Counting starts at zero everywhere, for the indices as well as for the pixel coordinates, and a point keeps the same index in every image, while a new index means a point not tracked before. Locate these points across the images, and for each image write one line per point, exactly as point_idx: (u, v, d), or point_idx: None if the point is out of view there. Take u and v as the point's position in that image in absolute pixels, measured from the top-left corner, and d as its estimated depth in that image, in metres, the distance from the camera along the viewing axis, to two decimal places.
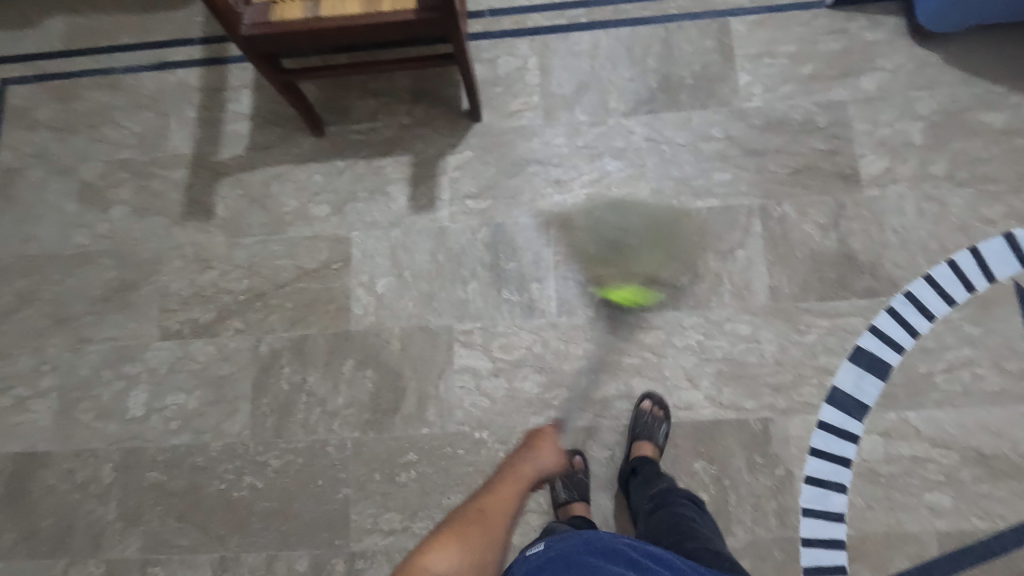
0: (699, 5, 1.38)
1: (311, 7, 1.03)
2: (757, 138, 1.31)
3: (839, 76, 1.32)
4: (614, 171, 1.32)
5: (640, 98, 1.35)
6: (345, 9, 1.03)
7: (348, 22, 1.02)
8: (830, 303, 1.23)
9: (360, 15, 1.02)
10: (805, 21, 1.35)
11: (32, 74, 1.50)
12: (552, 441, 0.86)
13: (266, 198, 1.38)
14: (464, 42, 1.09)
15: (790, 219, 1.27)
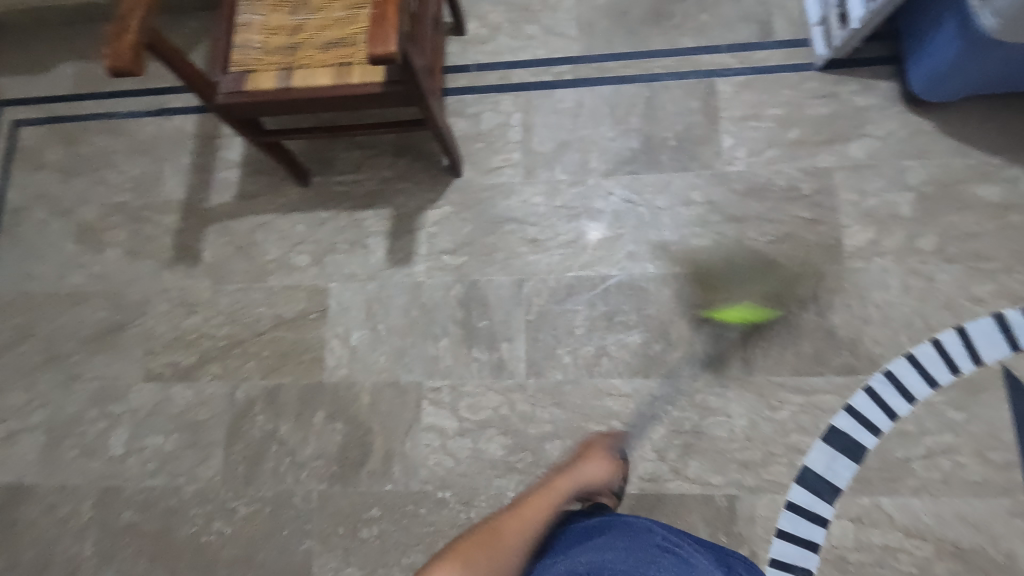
0: (686, 65, 1.37)
1: (284, 77, 1.06)
2: (737, 204, 1.28)
3: (826, 142, 1.29)
4: (590, 233, 1.31)
5: (621, 158, 1.34)
6: (316, 79, 1.05)
7: (318, 92, 1.04)
8: (805, 379, 1.19)
9: (330, 86, 1.04)
10: (794, 84, 1.32)
11: (42, 117, 1.57)
12: (598, 457, 1.08)
13: (251, 246, 1.41)
14: (433, 110, 1.11)
15: (768, 288, 1.24)
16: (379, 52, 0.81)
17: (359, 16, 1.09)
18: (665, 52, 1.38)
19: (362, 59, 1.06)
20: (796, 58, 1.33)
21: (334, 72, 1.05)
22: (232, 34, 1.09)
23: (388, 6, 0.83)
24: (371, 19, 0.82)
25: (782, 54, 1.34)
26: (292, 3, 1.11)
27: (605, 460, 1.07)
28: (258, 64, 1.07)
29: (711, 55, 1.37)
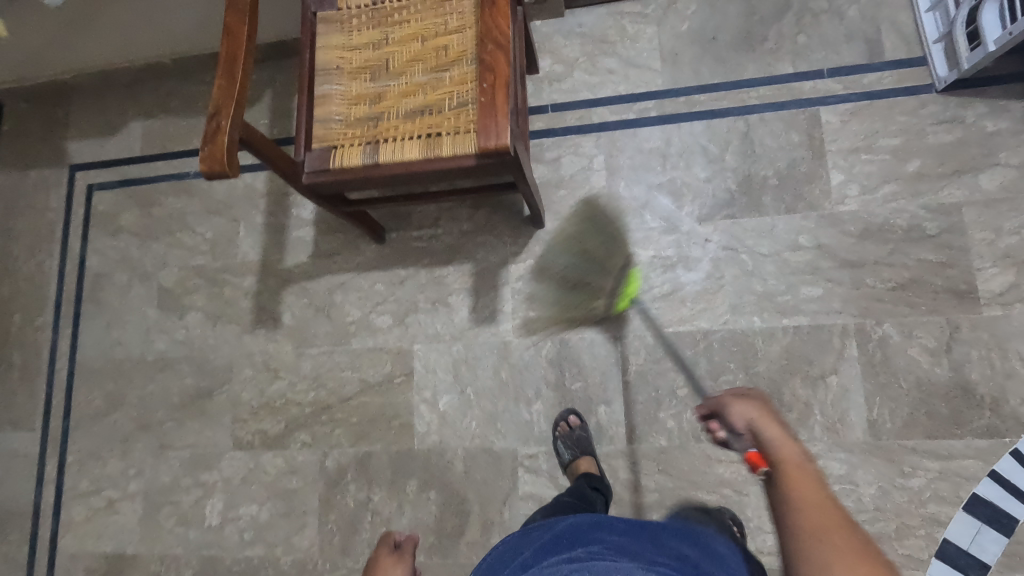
0: (785, 94, 1.25)
1: (371, 151, 1.01)
2: (853, 248, 1.18)
3: (953, 174, 1.16)
4: (688, 284, 1.23)
5: (717, 201, 1.24)
6: (405, 153, 0.99)
7: (406, 167, 0.98)
8: (941, 443, 1.09)
9: (420, 160, 0.98)
10: (911, 109, 1.19)
11: (116, 179, 1.58)
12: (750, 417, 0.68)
13: (330, 307, 1.38)
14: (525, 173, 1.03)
15: (892, 341, 1.13)
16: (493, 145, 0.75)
17: (445, 79, 1.02)
18: (760, 81, 1.27)
19: (452, 127, 0.99)
20: (912, 79, 1.20)
21: (423, 144, 0.99)
22: (312, 107, 1.04)
23: (498, 92, 0.76)
24: (481, 109, 0.76)
25: (896, 76, 1.21)
26: (373, 69, 1.05)
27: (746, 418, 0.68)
28: (342, 139, 1.02)
29: (813, 81, 1.25)
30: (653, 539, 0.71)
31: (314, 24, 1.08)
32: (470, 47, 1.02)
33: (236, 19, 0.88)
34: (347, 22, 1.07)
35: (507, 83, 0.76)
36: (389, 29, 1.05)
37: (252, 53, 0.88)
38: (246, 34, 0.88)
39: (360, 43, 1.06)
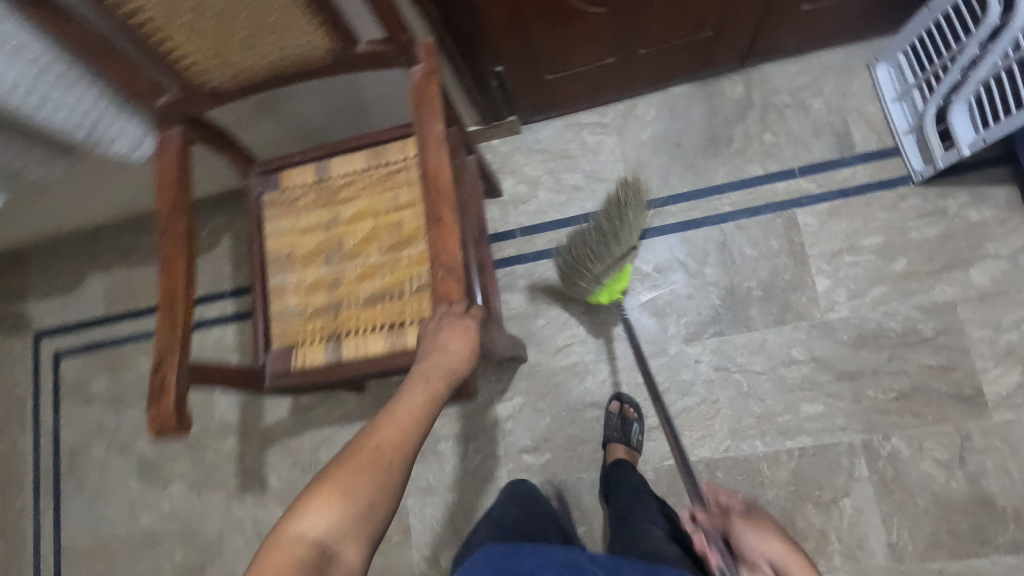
0: (757, 197, 1.20)
1: (332, 347, 0.96)
2: (849, 357, 1.13)
3: (942, 270, 1.11)
4: (683, 410, 1.18)
5: (702, 318, 1.20)
6: (369, 347, 0.94)
7: (371, 363, 0.93)
8: (968, 563, 1.03)
9: (385, 356, 0.93)
10: (890, 204, 1.14)
11: (82, 344, 1.52)
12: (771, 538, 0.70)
13: (318, 464, 1.33)
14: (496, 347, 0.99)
15: (903, 456, 1.08)
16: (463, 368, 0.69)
17: (401, 259, 0.97)
18: (731, 185, 1.22)
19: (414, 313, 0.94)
20: (888, 172, 1.15)
21: (387, 334, 0.94)
22: (267, 300, 0.99)
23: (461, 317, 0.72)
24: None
25: (870, 170, 1.16)
26: (325, 252, 0.99)
27: (767, 539, 0.70)
28: (303, 333, 0.97)
29: (785, 181, 1.20)
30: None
31: (260, 208, 1.02)
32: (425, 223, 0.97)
33: (172, 248, 0.83)
34: (293, 204, 1.01)
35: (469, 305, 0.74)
36: (338, 208, 1.00)
37: (193, 279, 0.83)
38: (184, 263, 0.82)
39: (310, 225, 1.00)
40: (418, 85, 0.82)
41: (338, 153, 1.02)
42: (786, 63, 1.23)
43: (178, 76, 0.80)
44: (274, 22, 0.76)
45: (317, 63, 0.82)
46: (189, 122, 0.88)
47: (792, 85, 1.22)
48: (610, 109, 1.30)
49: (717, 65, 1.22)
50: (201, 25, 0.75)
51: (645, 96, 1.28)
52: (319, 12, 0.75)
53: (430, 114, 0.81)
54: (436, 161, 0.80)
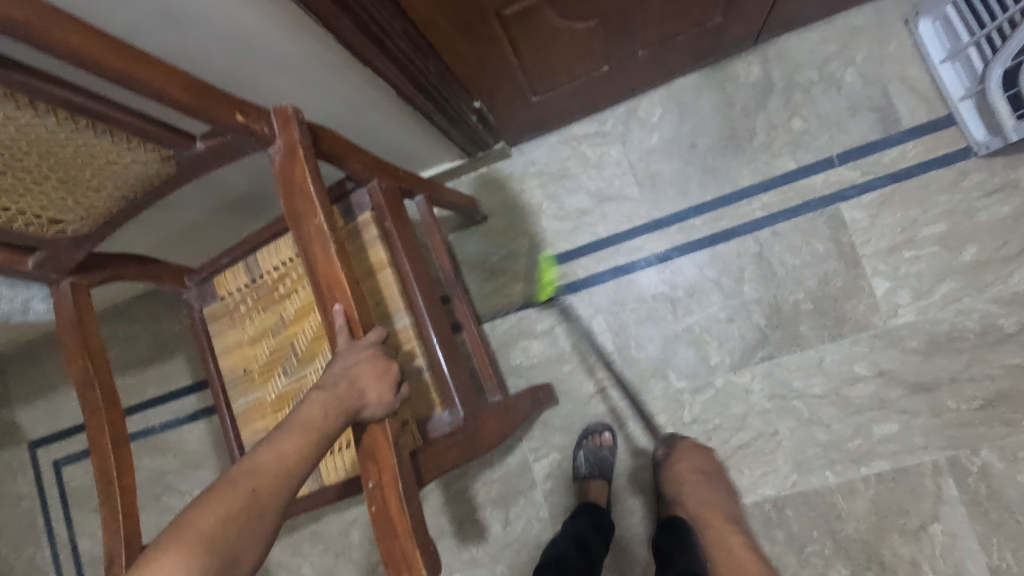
0: (792, 196, 1.05)
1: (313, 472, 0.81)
2: (922, 366, 0.99)
3: (1020, 253, 0.96)
4: (739, 447, 1.05)
5: (747, 343, 1.06)
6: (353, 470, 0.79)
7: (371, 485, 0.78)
8: None
9: None
10: (949, 184, 0.99)
11: (79, 448, 1.42)
12: None
13: (350, 549, 1.23)
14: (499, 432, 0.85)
15: (996, 471, 0.96)
16: (371, 413, 0.56)
17: None
18: (761, 186, 1.06)
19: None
20: (941, 147, 0.99)
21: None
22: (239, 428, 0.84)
23: (363, 379, 0.56)
24: (367, 491, 0.55)
25: (922, 147, 1.00)
26: (281, 362, 0.81)
27: None
28: None
29: (823, 172, 1.04)
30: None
31: (204, 323, 0.86)
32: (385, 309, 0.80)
33: (95, 425, 0.66)
34: (235, 312, 0.84)
35: (384, 431, 0.56)
36: (281, 308, 0.82)
37: (124, 453, 0.66)
38: (110, 443, 0.65)
39: (258, 334, 0.83)
40: (284, 172, 0.62)
41: (261, 243, 0.83)
42: (807, 33, 1.05)
43: (27, 237, 0.60)
44: (80, 152, 0.56)
45: (163, 173, 0.63)
46: (79, 269, 0.69)
47: (817, 58, 1.05)
48: (608, 115, 1.13)
49: (726, 49, 1.05)
50: (4, 186, 0.55)
51: (647, 94, 1.11)
52: (114, 127, 0.55)
53: (305, 206, 0.62)
54: (326, 264, 0.60)
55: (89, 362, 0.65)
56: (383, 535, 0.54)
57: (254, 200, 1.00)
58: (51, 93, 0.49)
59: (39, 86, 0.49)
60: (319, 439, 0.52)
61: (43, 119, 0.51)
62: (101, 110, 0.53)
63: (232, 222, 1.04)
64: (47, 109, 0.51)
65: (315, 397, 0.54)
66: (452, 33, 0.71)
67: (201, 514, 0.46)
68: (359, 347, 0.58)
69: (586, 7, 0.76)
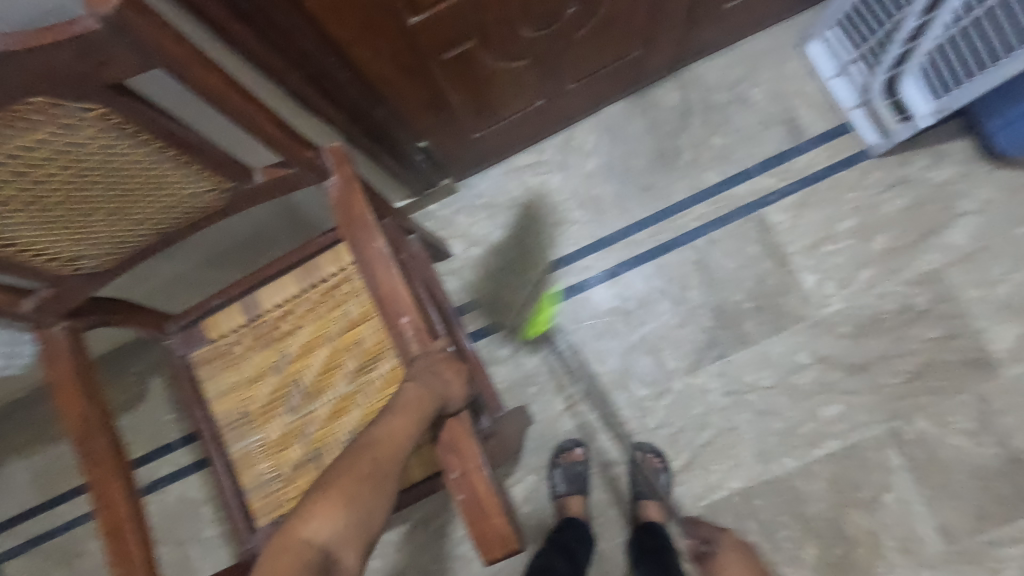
0: (722, 205, 1.14)
1: None
2: (855, 349, 1.08)
3: (921, 238, 1.08)
4: (705, 444, 1.11)
5: (699, 345, 1.13)
6: None
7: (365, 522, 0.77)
8: (1019, 526, 1.01)
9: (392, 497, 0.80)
10: (855, 182, 1.11)
11: (16, 543, 1.30)
12: None
13: None
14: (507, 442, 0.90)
15: (931, 436, 1.05)
16: (454, 406, 0.62)
17: (375, 383, 0.84)
18: (693, 199, 1.15)
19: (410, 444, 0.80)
20: (843, 151, 1.11)
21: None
22: (234, 473, 0.85)
23: (445, 373, 0.63)
24: (451, 480, 0.59)
25: (827, 152, 1.12)
26: (283, 400, 0.85)
27: None
28: (288, 497, 0.83)
29: (746, 182, 1.14)
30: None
31: (192, 371, 0.88)
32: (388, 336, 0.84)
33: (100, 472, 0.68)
34: (229, 355, 0.87)
35: (463, 422, 0.61)
36: (282, 345, 0.86)
37: (136, 498, 0.68)
38: (123, 493, 0.67)
39: (256, 374, 0.87)
40: (339, 201, 0.68)
41: (260, 283, 0.87)
42: (716, 59, 1.16)
43: (44, 272, 0.63)
44: (148, 182, 0.59)
45: (208, 208, 0.66)
46: (73, 313, 0.73)
47: (728, 80, 1.16)
48: (547, 144, 1.20)
49: (648, 77, 1.14)
50: (53, 213, 0.57)
51: (581, 123, 1.19)
52: (196, 160, 0.58)
53: (364, 231, 0.67)
54: (388, 283, 0.67)
55: (93, 409, 0.68)
56: (474, 518, 0.58)
57: (243, 255, 1.00)
58: (162, 124, 0.53)
59: (153, 118, 0.52)
60: (419, 423, 0.58)
61: (137, 149, 0.55)
62: (193, 142, 0.57)
63: (224, 274, 1.03)
64: (145, 140, 0.54)
65: (409, 386, 0.61)
66: (397, 79, 0.74)
67: (336, 478, 0.54)
68: (433, 351, 0.65)
69: (517, 50, 0.80)
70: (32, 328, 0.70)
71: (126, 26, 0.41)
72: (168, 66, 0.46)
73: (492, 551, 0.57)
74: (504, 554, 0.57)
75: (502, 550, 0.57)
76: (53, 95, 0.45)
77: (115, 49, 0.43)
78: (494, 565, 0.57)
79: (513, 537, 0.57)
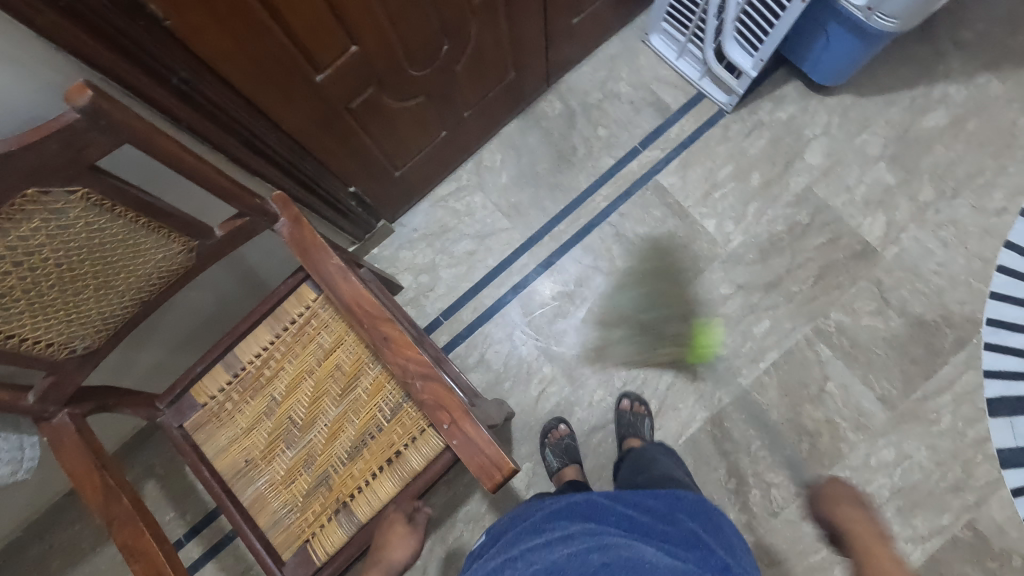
0: (622, 183, 1.32)
1: (345, 517, 0.89)
2: (764, 270, 1.25)
3: (787, 167, 1.29)
4: (668, 388, 1.23)
5: (638, 304, 1.27)
6: (379, 496, 0.88)
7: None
8: (938, 377, 1.18)
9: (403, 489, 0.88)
10: (721, 136, 1.31)
11: None
12: None
13: None
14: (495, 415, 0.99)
15: (847, 324, 1.22)
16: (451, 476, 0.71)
17: (360, 396, 0.92)
18: (596, 184, 1.32)
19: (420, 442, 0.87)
20: (704, 114, 1.32)
21: (391, 475, 0.89)
22: (251, 518, 0.90)
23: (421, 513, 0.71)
24: (444, 431, 0.69)
25: (692, 119, 1.32)
26: (282, 438, 0.93)
27: None
28: (308, 526, 0.89)
29: (635, 159, 1.32)
30: (667, 531, 0.68)
31: (189, 438, 0.94)
32: (363, 352, 0.94)
33: (132, 532, 0.73)
34: (222, 412, 0.94)
35: (444, 385, 0.71)
36: (270, 389, 0.94)
37: (170, 547, 0.73)
38: (155, 541, 0.72)
39: (251, 423, 0.94)
40: (293, 236, 0.78)
41: (236, 340, 0.96)
42: (581, 69, 1.37)
43: (45, 359, 0.71)
44: (128, 254, 0.69)
45: (181, 268, 0.76)
46: (71, 401, 0.79)
47: (596, 82, 1.36)
48: (461, 171, 1.35)
49: (530, 95, 1.33)
50: (47, 300, 0.66)
51: (486, 146, 1.36)
52: (165, 223, 0.69)
53: (320, 254, 0.78)
54: (353, 292, 0.76)
55: (112, 478, 0.75)
56: (473, 456, 0.68)
57: (210, 329, 1.08)
58: (132, 196, 0.64)
59: (125, 192, 0.63)
60: None
61: (114, 222, 0.65)
62: (159, 208, 0.67)
63: (196, 352, 1.10)
64: (121, 212, 0.64)
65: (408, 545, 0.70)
66: (317, 132, 0.87)
67: None
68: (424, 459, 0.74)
69: (410, 88, 0.96)
70: (37, 422, 0.77)
71: (101, 111, 0.53)
72: (134, 140, 0.57)
73: (493, 479, 0.67)
74: (503, 477, 0.66)
75: (501, 471, 0.66)
76: (46, 184, 0.56)
77: (90, 134, 0.54)
78: (498, 490, 0.67)
79: (507, 460, 0.67)
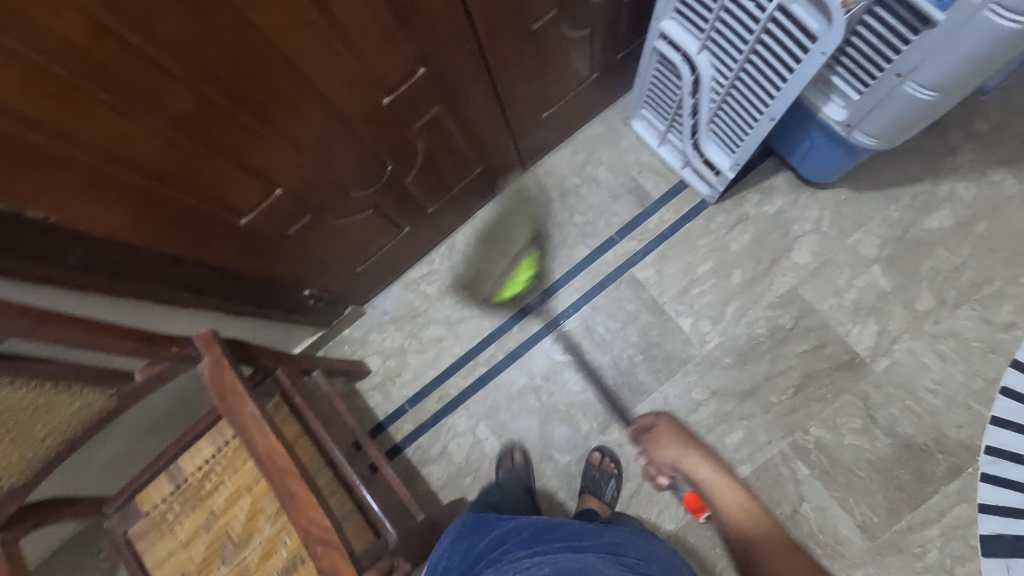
0: (596, 275, 1.27)
1: None
2: (741, 376, 1.18)
3: (772, 265, 1.21)
4: (632, 496, 1.18)
5: (606, 404, 1.22)
6: None
7: None
8: (926, 508, 1.09)
9: None
10: (704, 229, 1.25)
11: None
12: None
13: None
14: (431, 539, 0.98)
15: (828, 442, 1.14)
16: None
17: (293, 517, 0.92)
18: (570, 274, 1.28)
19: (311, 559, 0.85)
20: (686, 205, 1.26)
21: None
22: None
23: None
24: None
25: (672, 209, 1.27)
26: (218, 553, 0.93)
27: None
28: None
29: (611, 249, 1.27)
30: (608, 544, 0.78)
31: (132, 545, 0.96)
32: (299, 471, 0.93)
33: None
34: (163, 523, 0.96)
35: (344, 555, 0.71)
36: (210, 502, 0.95)
37: None
38: None
39: (189, 536, 0.95)
40: (212, 378, 0.79)
41: (181, 451, 0.97)
42: (560, 151, 1.33)
43: None
44: (41, 412, 0.69)
45: (102, 413, 0.76)
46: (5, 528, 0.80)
47: (575, 166, 1.32)
48: (434, 255, 1.34)
49: (505, 180, 1.29)
50: None
51: (460, 230, 1.33)
52: (74, 380, 0.70)
53: (236, 400, 0.78)
54: (265, 443, 0.77)
55: None
56: None
57: (166, 425, 1.10)
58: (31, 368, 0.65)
59: (25, 367, 0.64)
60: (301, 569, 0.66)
61: (16, 392, 0.65)
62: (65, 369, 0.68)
63: (155, 445, 1.12)
64: (21, 383, 0.65)
65: None
66: (252, 260, 0.87)
67: None
68: None
69: (354, 206, 0.94)
70: None
71: None
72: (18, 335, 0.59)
73: None
74: None
75: None
76: None
77: None
78: None
79: None
